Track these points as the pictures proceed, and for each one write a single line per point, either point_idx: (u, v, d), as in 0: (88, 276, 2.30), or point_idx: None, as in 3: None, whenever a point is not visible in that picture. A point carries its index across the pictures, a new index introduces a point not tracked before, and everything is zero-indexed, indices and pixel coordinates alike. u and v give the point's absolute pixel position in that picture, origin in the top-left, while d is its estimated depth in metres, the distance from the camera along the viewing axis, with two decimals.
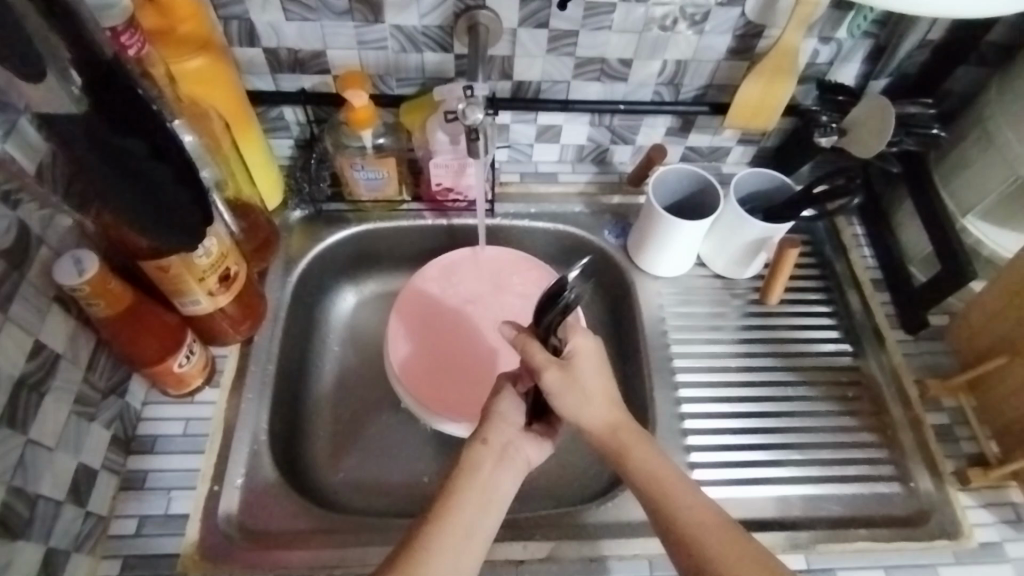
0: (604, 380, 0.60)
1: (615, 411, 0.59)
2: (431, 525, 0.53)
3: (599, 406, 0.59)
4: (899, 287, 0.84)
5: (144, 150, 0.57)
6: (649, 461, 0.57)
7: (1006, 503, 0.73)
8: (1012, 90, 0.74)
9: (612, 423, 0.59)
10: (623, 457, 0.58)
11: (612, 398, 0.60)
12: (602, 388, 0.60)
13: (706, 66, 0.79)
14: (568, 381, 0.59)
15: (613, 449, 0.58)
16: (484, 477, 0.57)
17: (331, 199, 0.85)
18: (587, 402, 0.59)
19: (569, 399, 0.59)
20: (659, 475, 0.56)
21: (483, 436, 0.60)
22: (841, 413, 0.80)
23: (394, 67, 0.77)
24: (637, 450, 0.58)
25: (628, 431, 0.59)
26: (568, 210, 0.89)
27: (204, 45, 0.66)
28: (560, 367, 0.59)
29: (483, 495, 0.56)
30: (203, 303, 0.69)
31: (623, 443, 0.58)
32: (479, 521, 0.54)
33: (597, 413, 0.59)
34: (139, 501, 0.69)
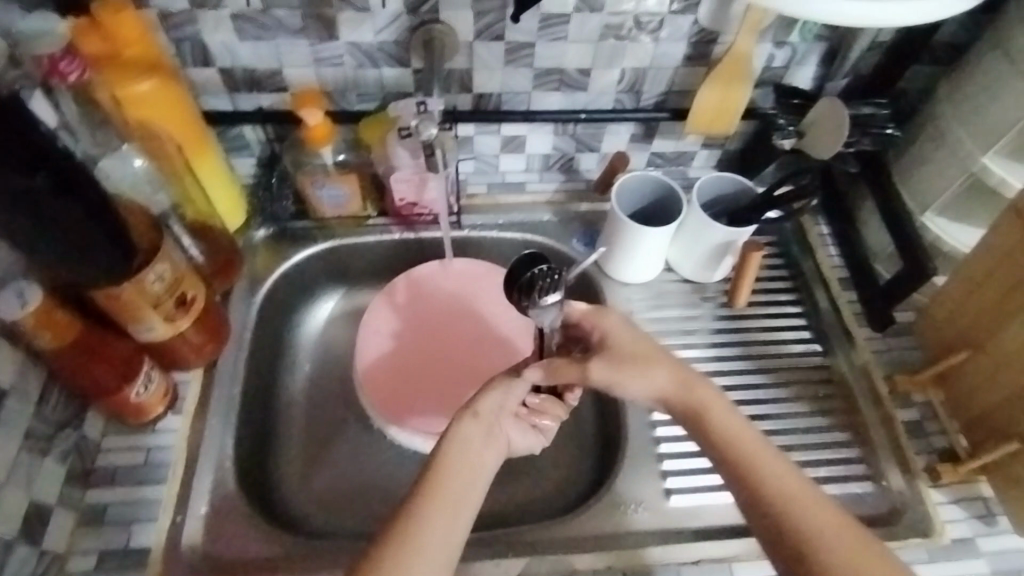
0: (656, 349, 0.62)
1: (678, 371, 0.60)
2: (419, 500, 0.53)
3: (659, 371, 0.61)
4: (864, 283, 0.84)
5: (51, 187, 0.53)
6: (725, 422, 0.57)
7: (977, 498, 0.74)
8: (962, 89, 0.75)
9: (680, 383, 0.60)
10: (700, 418, 0.58)
11: (675, 360, 0.61)
12: (656, 354, 0.61)
13: (664, 73, 0.79)
14: (616, 359, 0.62)
15: (686, 410, 0.59)
16: (471, 450, 0.58)
17: (295, 217, 0.84)
18: (648, 369, 0.61)
19: (629, 370, 0.61)
20: (735, 435, 0.56)
21: (475, 409, 0.61)
22: (812, 413, 0.80)
23: (353, 83, 0.76)
24: (713, 410, 0.58)
25: (697, 390, 0.59)
26: (535, 219, 0.88)
27: (153, 66, 0.66)
28: (604, 358, 0.62)
29: (471, 469, 0.56)
30: (158, 330, 0.68)
31: (699, 402, 0.59)
32: (468, 495, 0.55)
33: (660, 377, 0.60)
34: (98, 537, 0.67)
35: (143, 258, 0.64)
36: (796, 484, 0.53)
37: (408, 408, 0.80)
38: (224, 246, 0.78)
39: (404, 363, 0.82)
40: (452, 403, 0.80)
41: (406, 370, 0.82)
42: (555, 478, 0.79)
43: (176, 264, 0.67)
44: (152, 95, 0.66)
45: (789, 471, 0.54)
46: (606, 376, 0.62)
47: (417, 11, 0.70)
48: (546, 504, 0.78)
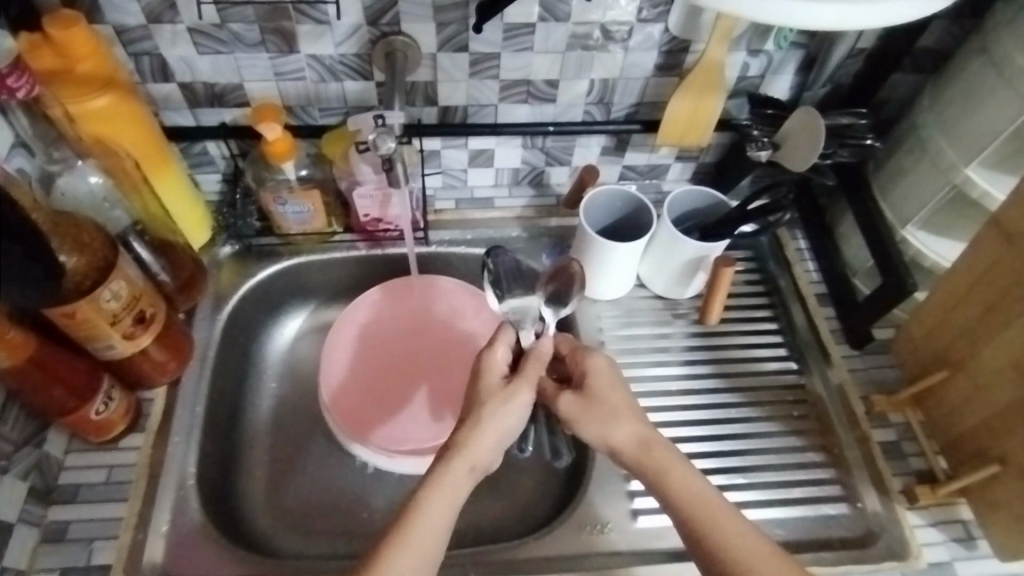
0: (626, 400, 0.60)
1: (640, 428, 0.58)
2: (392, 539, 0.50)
3: (622, 422, 0.58)
4: (844, 301, 0.82)
5: None
6: (689, 487, 0.54)
7: (956, 521, 0.72)
8: (943, 98, 0.73)
9: (640, 441, 0.57)
10: (663, 479, 0.55)
11: (635, 413, 0.59)
12: (625, 405, 0.59)
13: (635, 84, 0.77)
14: (586, 400, 0.60)
15: (648, 470, 0.56)
16: (453, 505, 0.53)
17: (260, 233, 0.84)
18: (613, 419, 0.59)
19: (592, 418, 0.59)
20: (701, 500, 0.53)
21: (472, 461, 0.55)
22: (787, 432, 0.78)
23: (316, 97, 0.76)
24: (675, 472, 0.55)
25: (658, 450, 0.56)
26: (505, 234, 0.88)
27: (110, 82, 0.63)
28: (575, 394, 0.62)
29: (446, 523, 0.52)
30: (118, 348, 0.66)
31: (658, 463, 0.56)
32: (434, 551, 0.51)
33: (623, 431, 0.58)
34: (59, 555, 0.67)
35: (96, 276, 0.61)
36: (771, 553, 0.50)
37: (374, 427, 0.80)
38: (188, 264, 0.78)
39: (366, 384, 0.82)
40: (422, 417, 0.81)
41: (370, 389, 0.82)
42: (521, 500, 0.78)
43: (133, 281, 0.64)
44: (107, 111, 0.64)
45: (760, 540, 0.51)
46: (572, 407, 0.61)
47: (376, 23, 0.68)
48: (510, 524, 0.77)
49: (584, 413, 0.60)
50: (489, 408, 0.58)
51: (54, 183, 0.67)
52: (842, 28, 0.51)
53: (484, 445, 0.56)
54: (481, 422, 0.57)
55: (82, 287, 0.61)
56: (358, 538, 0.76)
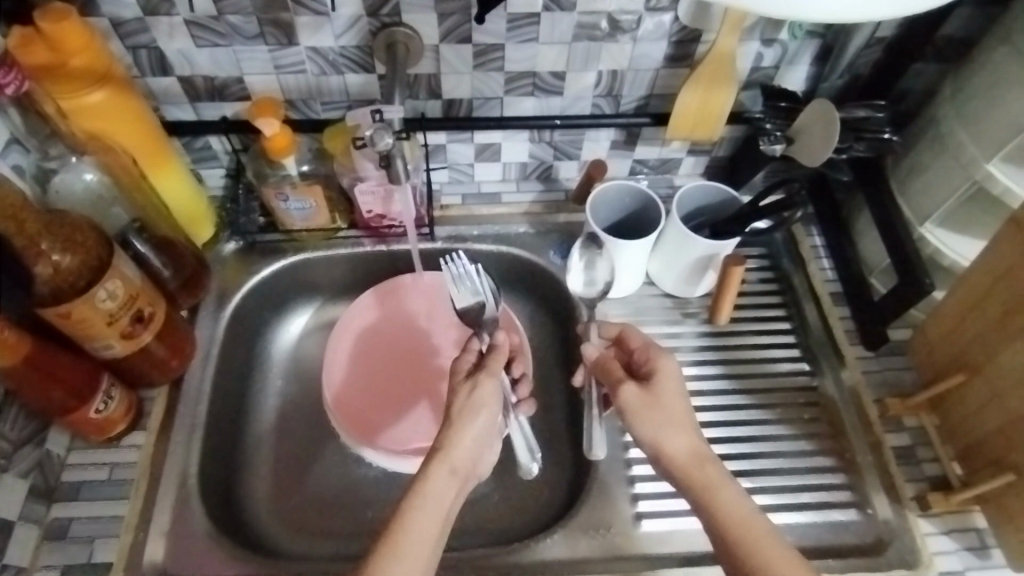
0: (688, 413, 0.59)
1: (695, 443, 0.58)
2: (384, 548, 0.49)
3: (679, 432, 0.58)
4: (860, 300, 0.80)
5: None
6: (736, 507, 0.53)
7: (970, 529, 0.69)
8: (966, 89, 0.70)
9: (691, 453, 0.57)
10: (710, 495, 0.54)
11: (693, 426, 0.59)
12: (686, 416, 0.59)
13: (645, 75, 0.75)
14: (650, 397, 0.60)
15: (693, 484, 0.56)
16: (440, 509, 0.53)
17: (263, 230, 0.84)
18: (668, 427, 0.58)
19: (648, 417, 0.59)
20: (746, 523, 0.52)
21: (451, 463, 0.55)
22: (798, 436, 0.76)
23: (316, 91, 0.74)
24: (722, 492, 0.54)
25: (709, 469, 0.56)
26: (511, 230, 0.87)
27: (105, 76, 0.62)
28: (639, 389, 0.61)
29: (437, 527, 0.52)
30: (116, 348, 0.66)
31: (705, 479, 0.55)
32: (428, 554, 0.50)
33: (677, 441, 0.58)
34: (59, 553, 0.67)
35: (91, 275, 0.61)
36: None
37: (377, 428, 0.79)
38: (190, 261, 0.77)
39: (376, 385, 0.82)
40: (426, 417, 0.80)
41: (380, 390, 0.82)
42: (524, 502, 0.77)
43: (129, 280, 0.64)
44: (103, 106, 0.63)
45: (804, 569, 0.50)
46: (635, 400, 0.60)
47: (376, 14, 0.66)
48: (512, 526, 0.76)
49: (644, 410, 0.60)
50: (460, 408, 0.59)
51: (50, 182, 0.66)
52: (861, 17, 0.48)
53: (463, 445, 0.57)
54: (462, 424, 0.58)
55: (77, 287, 0.60)
56: (360, 539, 0.75)
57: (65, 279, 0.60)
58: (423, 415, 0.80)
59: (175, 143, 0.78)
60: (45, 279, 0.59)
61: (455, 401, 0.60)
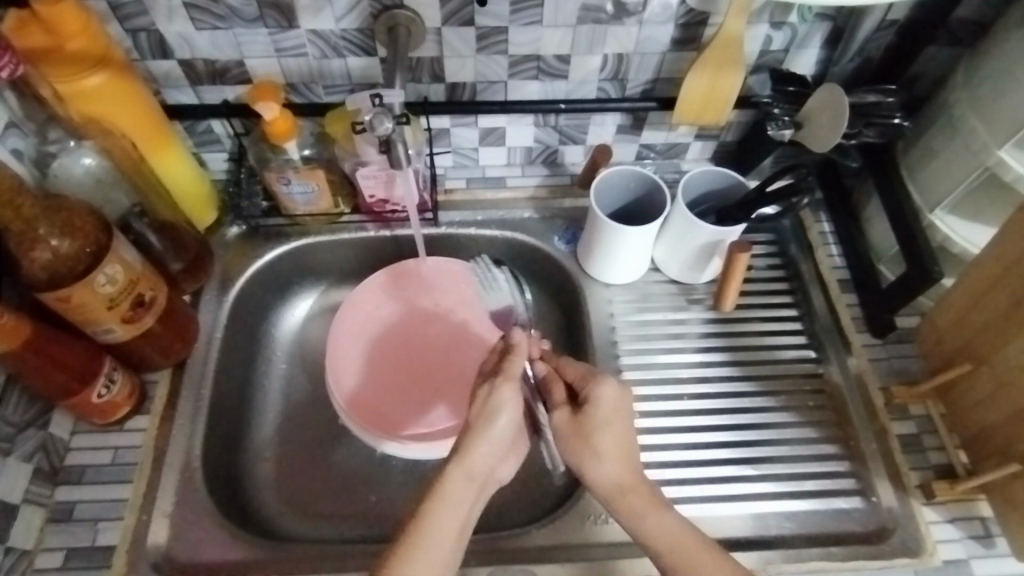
0: (624, 440, 0.58)
1: (626, 472, 0.58)
2: (403, 551, 0.50)
3: (607, 464, 0.58)
4: (867, 288, 0.79)
5: None
6: (668, 530, 0.55)
7: (975, 518, 0.69)
8: (980, 73, 0.68)
9: (621, 483, 0.57)
10: (642, 522, 0.56)
11: (624, 453, 0.58)
12: (618, 446, 0.58)
13: (651, 59, 0.74)
14: (585, 427, 0.58)
15: (626, 511, 0.57)
16: (458, 515, 0.53)
17: (266, 214, 0.83)
18: (601, 459, 0.58)
19: (578, 449, 0.59)
20: (679, 542, 0.55)
21: (469, 469, 0.55)
22: (802, 423, 0.75)
23: (319, 74, 0.73)
24: (653, 516, 0.56)
25: (642, 495, 0.57)
26: (516, 215, 0.86)
27: (103, 59, 0.62)
28: (572, 419, 0.59)
29: (455, 535, 0.52)
30: (117, 332, 0.66)
31: (636, 506, 0.57)
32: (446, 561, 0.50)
33: (610, 472, 0.58)
34: (64, 535, 0.67)
35: (89, 260, 0.60)
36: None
37: (393, 418, 0.79)
38: (193, 245, 0.77)
39: (380, 377, 0.81)
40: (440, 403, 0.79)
41: (383, 382, 0.81)
42: (526, 486, 0.77)
43: (130, 265, 0.63)
44: (101, 89, 0.63)
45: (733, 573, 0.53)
46: (566, 430, 0.59)
47: None
48: (513, 511, 0.76)
49: (578, 441, 0.59)
50: (478, 413, 0.57)
51: (50, 164, 0.66)
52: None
53: (480, 450, 0.55)
54: (482, 431, 0.56)
55: (76, 271, 0.60)
56: (364, 523, 0.76)
57: (64, 264, 0.60)
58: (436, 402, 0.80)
59: (177, 127, 0.78)
60: (45, 264, 0.59)
61: (479, 399, 0.58)
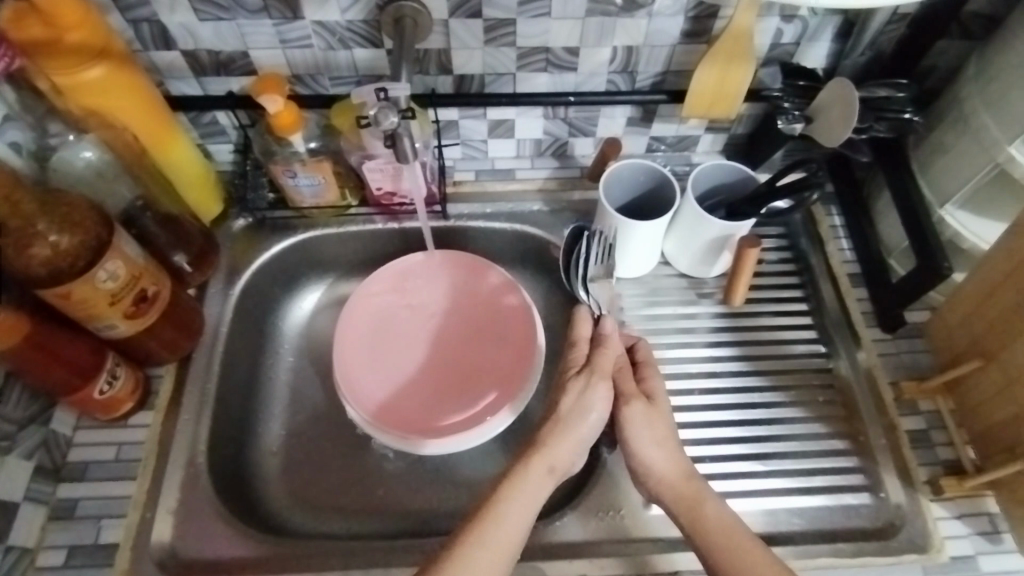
0: (674, 431, 0.64)
1: (680, 461, 0.63)
2: (473, 527, 0.55)
3: (666, 452, 0.63)
4: (878, 282, 0.79)
5: None
6: (721, 518, 0.59)
7: (982, 514, 0.69)
8: (993, 67, 0.67)
9: (679, 470, 0.62)
10: (696, 510, 0.60)
11: (678, 445, 0.63)
12: (672, 436, 0.64)
13: (661, 51, 0.73)
14: (652, 414, 0.64)
15: (678, 499, 0.61)
16: (535, 501, 0.58)
17: (273, 207, 0.82)
18: (658, 445, 0.63)
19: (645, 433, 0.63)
20: (727, 529, 0.58)
21: (550, 463, 0.59)
22: (812, 419, 0.75)
23: (325, 66, 0.72)
24: (706, 503, 0.60)
25: (695, 483, 0.61)
26: (524, 208, 0.85)
27: (104, 51, 0.61)
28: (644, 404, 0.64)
29: (527, 517, 0.57)
30: (120, 328, 0.65)
31: (692, 493, 0.61)
32: (513, 547, 0.55)
33: (665, 460, 0.62)
34: (67, 532, 0.67)
35: (90, 255, 0.60)
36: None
37: (408, 420, 0.77)
38: (197, 239, 0.77)
39: (395, 376, 0.80)
40: (455, 403, 0.79)
41: (416, 381, 0.80)
42: None
43: (131, 260, 0.63)
44: (101, 82, 0.62)
45: (777, 572, 0.55)
46: (640, 414, 0.64)
47: None
48: None
49: (646, 426, 0.63)
50: (569, 408, 0.62)
51: (49, 159, 0.65)
52: None
53: (565, 448, 0.60)
54: (572, 423, 0.61)
55: (76, 267, 0.59)
56: (371, 517, 0.76)
57: (63, 259, 0.59)
58: (454, 403, 0.79)
59: (182, 118, 0.77)
60: (43, 259, 0.58)
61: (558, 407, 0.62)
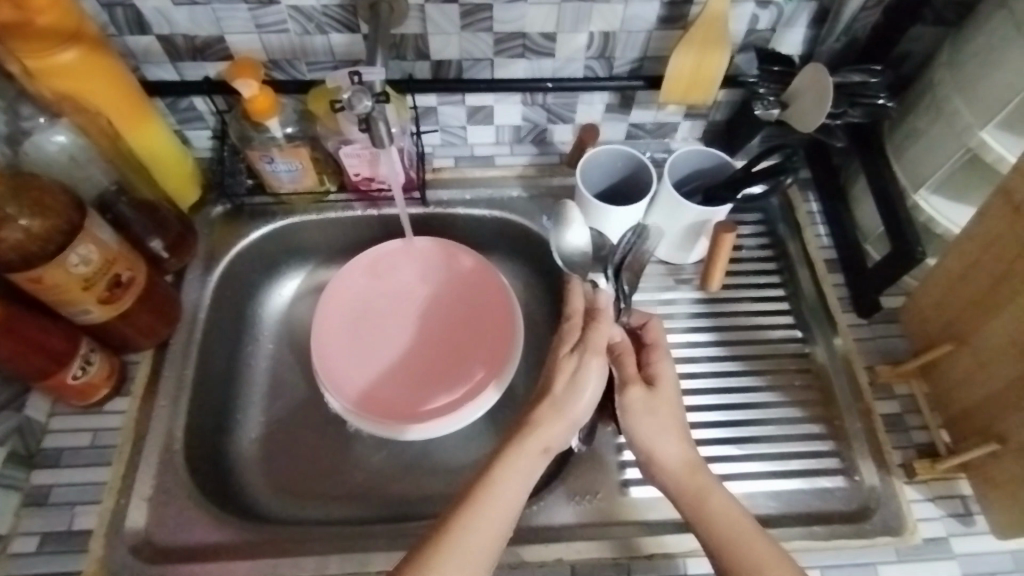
0: (681, 419, 0.63)
1: (687, 451, 0.61)
2: (465, 508, 0.54)
3: (672, 442, 0.61)
4: (854, 268, 0.79)
5: None
6: (726, 512, 0.58)
7: (955, 496, 0.69)
8: (966, 52, 0.67)
9: (685, 462, 0.61)
10: (700, 503, 0.59)
11: (685, 434, 0.62)
12: (678, 424, 0.62)
13: (638, 37, 0.73)
14: (654, 401, 0.63)
15: (685, 490, 0.60)
16: (528, 480, 0.57)
17: (251, 192, 0.82)
18: (663, 434, 0.61)
19: (648, 421, 0.62)
20: (734, 524, 0.57)
21: (546, 444, 0.59)
22: (789, 403, 0.76)
23: (301, 51, 0.72)
24: (712, 496, 0.59)
25: (701, 476, 0.60)
26: (504, 195, 0.85)
27: (75, 34, 0.60)
28: (646, 391, 0.63)
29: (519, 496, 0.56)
30: (94, 313, 0.65)
31: (698, 486, 0.59)
32: (501, 527, 0.54)
33: (671, 451, 0.61)
34: (41, 519, 0.67)
35: (62, 239, 0.59)
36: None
37: (387, 404, 0.78)
38: (175, 225, 0.76)
39: (371, 361, 0.80)
40: (435, 385, 0.79)
41: (403, 366, 0.80)
42: None
43: (104, 245, 0.63)
44: (73, 65, 0.61)
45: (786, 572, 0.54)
46: (641, 399, 0.63)
47: None
48: None
49: (647, 413, 0.62)
50: (555, 390, 0.62)
51: (20, 143, 0.64)
52: None
53: (553, 427, 0.59)
54: (564, 409, 0.60)
55: (47, 251, 0.59)
56: (349, 504, 0.75)
57: (35, 243, 0.58)
58: (434, 385, 0.79)
59: (158, 104, 0.77)
60: (15, 244, 0.58)
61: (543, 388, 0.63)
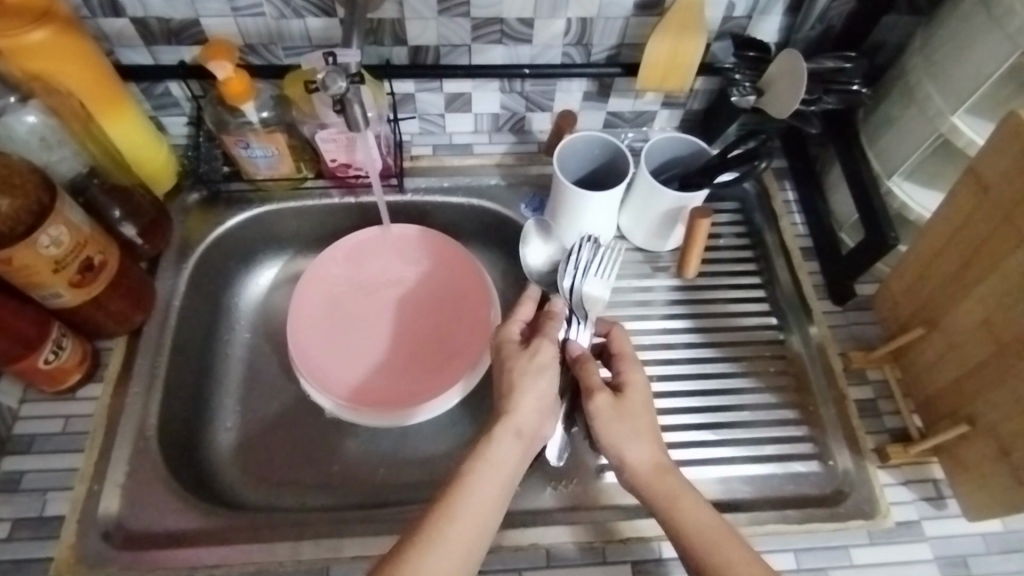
0: (652, 424, 0.63)
1: (656, 454, 0.61)
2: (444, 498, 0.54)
3: (642, 444, 0.61)
4: (829, 256, 0.80)
5: None
6: (698, 515, 0.57)
7: (927, 480, 0.70)
8: (938, 40, 0.68)
9: (654, 465, 0.60)
10: (672, 505, 0.58)
11: (653, 438, 0.62)
12: (648, 428, 0.62)
13: (615, 24, 0.73)
14: (620, 407, 0.62)
15: (659, 492, 0.59)
16: (502, 469, 0.57)
17: (228, 179, 0.82)
18: (634, 437, 0.61)
19: (616, 426, 0.62)
20: (707, 524, 0.56)
21: (515, 427, 0.59)
22: (763, 389, 0.76)
23: (277, 35, 0.72)
24: (685, 500, 0.58)
25: (670, 477, 0.60)
26: (482, 183, 0.85)
27: (47, 14, 0.60)
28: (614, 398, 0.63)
29: (497, 489, 0.56)
30: (65, 297, 0.64)
31: (670, 490, 0.59)
32: (484, 518, 0.54)
33: (640, 453, 0.61)
34: (11, 505, 0.65)
35: (30, 219, 0.59)
36: None
37: (356, 389, 0.78)
38: (149, 211, 0.76)
39: (342, 347, 0.79)
40: (405, 371, 0.79)
41: (373, 352, 0.80)
42: None
43: (76, 227, 0.62)
44: (45, 45, 0.61)
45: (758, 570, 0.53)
46: (607, 406, 0.62)
47: None
48: None
49: (615, 418, 0.62)
50: (524, 368, 0.62)
51: None
52: None
53: (524, 409, 0.60)
54: (523, 388, 0.61)
55: (17, 231, 0.58)
56: (325, 491, 0.75)
57: (5, 223, 0.58)
58: (404, 371, 0.79)
59: (132, 89, 0.76)
60: None
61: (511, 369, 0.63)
